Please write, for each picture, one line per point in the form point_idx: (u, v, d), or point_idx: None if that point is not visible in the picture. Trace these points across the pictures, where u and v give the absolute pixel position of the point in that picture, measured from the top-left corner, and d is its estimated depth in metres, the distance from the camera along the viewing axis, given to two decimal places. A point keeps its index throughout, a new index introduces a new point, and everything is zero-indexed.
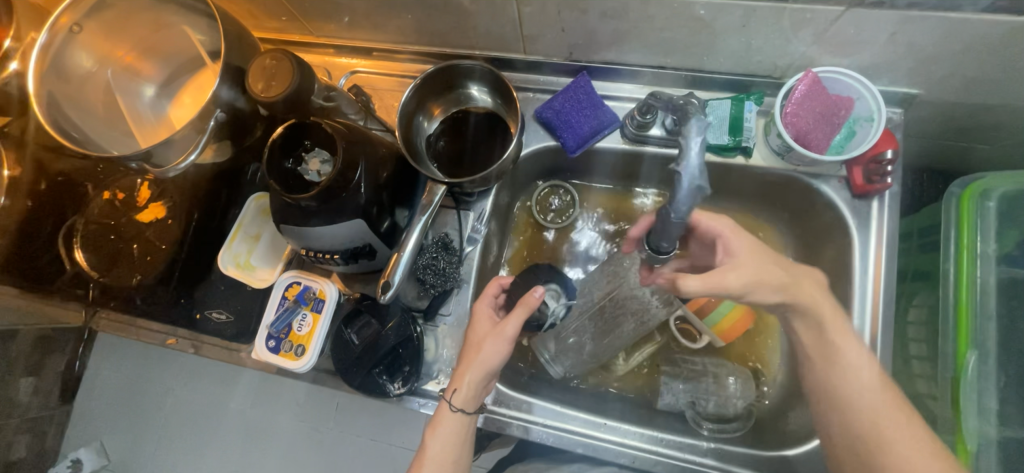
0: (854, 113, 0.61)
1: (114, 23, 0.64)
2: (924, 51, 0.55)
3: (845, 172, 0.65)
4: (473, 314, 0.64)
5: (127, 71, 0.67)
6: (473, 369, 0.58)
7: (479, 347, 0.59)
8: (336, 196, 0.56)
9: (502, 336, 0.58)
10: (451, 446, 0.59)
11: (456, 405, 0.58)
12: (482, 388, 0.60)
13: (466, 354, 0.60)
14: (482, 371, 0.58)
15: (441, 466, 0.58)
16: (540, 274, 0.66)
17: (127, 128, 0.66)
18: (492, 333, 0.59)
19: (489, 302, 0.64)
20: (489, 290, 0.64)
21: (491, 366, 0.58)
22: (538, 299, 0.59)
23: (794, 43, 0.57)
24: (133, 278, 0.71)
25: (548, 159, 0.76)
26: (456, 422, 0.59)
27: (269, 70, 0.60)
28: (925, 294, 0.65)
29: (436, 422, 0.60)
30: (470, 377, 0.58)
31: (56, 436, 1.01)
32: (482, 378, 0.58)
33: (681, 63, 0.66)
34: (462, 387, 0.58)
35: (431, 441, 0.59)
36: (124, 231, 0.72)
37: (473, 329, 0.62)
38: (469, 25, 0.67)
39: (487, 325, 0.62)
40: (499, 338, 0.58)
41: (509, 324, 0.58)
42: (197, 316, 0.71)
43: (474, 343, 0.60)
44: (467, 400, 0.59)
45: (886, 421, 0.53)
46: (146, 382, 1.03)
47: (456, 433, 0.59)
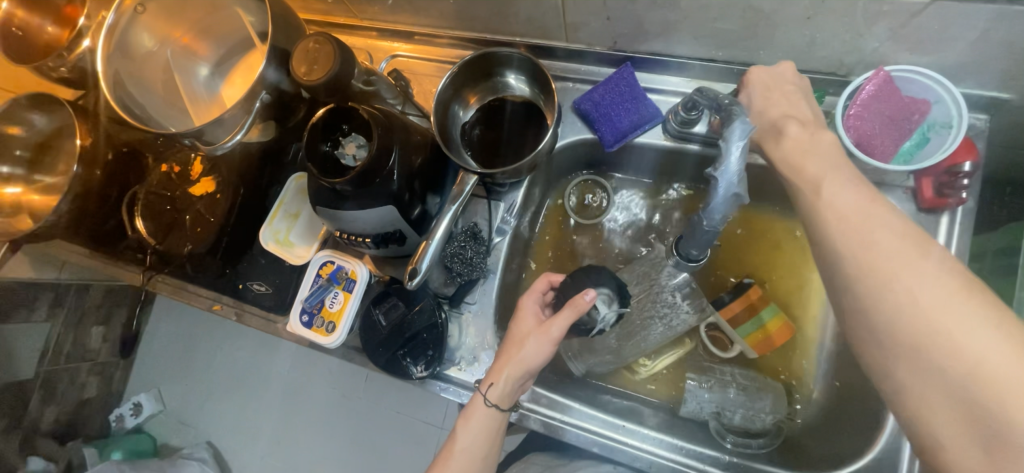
0: (929, 118, 0.55)
1: (174, 5, 0.67)
2: (1021, 51, 0.48)
3: (913, 182, 0.59)
4: (518, 308, 0.63)
5: (185, 52, 0.71)
6: (512, 366, 0.58)
7: (521, 345, 0.59)
8: (371, 182, 0.57)
9: (547, 337, 0.58)
10: (483, 438, 0.59)
11: (492, 399, 0.58)
12: (518, 386, 0.60)
13: (505, 350, 0.60)
14: (520, 369, 0.58)
15: (470, 459, 0.58)
16: (596, 276, 0.64)
17: (183, 106, 0.70)
18: (535, 331, 0.59)
19: (537, 299, 0.63)
20: (538, 287, 0.64)
21: (531, 365, 0.58)
22: (587, 303, 0.57)
23: (866, 39, 0.52)
24: (185, 246, 0.76)
25: (584, 152, 0.74)
26: (489, 416, 0.59)
27: (311, 54, 0.61)
28: None
29: (468, 414, 0.60)
30: (508, 373, 0.58)
31: (122, 380, 1.11)
32: (521, 376, 0.59)
33: (735, 56, 0.61)
34: (499, 382, 0.58)
35: (461, 432, 0.59)
36: (179, 203, 0.78)
37: (517, 325, 0.61)
38: (511, 11, 0.65)
39: (532, 323, 0.61)
40: (543, 338, 0.58)
41: (554, 325, 0.58)
42: (240, 287, 0.75)
43: (516, 340, 0.60)
44: (502, 396, 0.59)
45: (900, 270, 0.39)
46: (199, 339, 1.11)
47: (487, 428, 0.59)
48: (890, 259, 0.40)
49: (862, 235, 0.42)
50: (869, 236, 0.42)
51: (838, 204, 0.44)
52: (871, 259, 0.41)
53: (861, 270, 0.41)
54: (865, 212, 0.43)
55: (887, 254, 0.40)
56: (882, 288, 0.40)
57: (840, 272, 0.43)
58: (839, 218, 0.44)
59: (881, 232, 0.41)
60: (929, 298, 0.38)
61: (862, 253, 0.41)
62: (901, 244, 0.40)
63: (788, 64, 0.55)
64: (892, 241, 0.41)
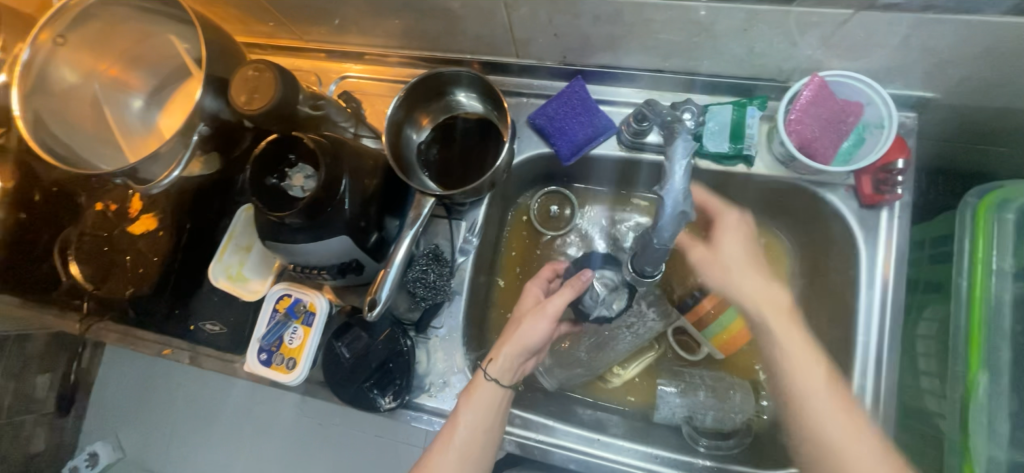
0: (863, 120, 0.58)
1: (99, 36, 0.63)
2: (940, 55, 0.51)
3: (853, 181, 0.62)
4: (523, 292, 0.67)
5: (115, 84, 0.66)
6: (512, 344, 0.59)
7: (519, 324, 0.61)
8: (323, 211, 0.55)
9: (544, 313, 0.60)
10: (485, 416, 0.58)
11: (493, 374, 0.58)
12: (520, 363, 0.60)
13: (507, 330, 0.62)
14: (520, 347, 0.59)
15: (472, 437, 0.57)
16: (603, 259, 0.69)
17: (116, 143, 0.65)
18: (533, 310, 0.61)
19: (542, 285, 0.66)
20: (543, 274, 0.67)
21: (530, 345, 0.59)
22: (584, 281, 0.63)
23: (800, 47, 0.54)
24: (126, 289, 0.71)
25: (542, 166, 0.74)
26: (492, 395, 0.58)
27: (251, 82, 0.59)
28: (935, 308, 0.62)
29: (470, 392, 0.59)
30: (507, 349, 0.59)
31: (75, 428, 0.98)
32: (521, 353, 0.59)
33: (681, 66, 0.62)
34: (499, 358, 0.58)
35: (464, 408, 0.58)
36: (117, 243, 0.72)
37: (520, 306, 0.64)
38: (459, 29, 0.65)
39: (533, 303, 0.64)
40: (540, 315, 0.60)
41: (553, 303, 0.60)
42: (190, 328, 0.71)
43: (517, 319, 0.62)
44: (513, 375, 0.59)
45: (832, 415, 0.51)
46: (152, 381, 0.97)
47: (488, 404, 0.58)
48: (829, 398, 0.52)
49: (812, 378, 0.52)
50: (815, 380, 0.52)
51: (793, 343, 0.54)
52: (825, 407, 0.51)
53: (814, 414, 0.51)
54: (811, 368, 0.53)
55: (831, 405, 0.51)
56: (830, 434, 0.50)
57: (796, 411, 0.52)
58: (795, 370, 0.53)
59: (821, 374, 0.52)
60: (862, 442, 0.50)
61: (810, 393, 0.52)
62: (837, 396, 0.52)
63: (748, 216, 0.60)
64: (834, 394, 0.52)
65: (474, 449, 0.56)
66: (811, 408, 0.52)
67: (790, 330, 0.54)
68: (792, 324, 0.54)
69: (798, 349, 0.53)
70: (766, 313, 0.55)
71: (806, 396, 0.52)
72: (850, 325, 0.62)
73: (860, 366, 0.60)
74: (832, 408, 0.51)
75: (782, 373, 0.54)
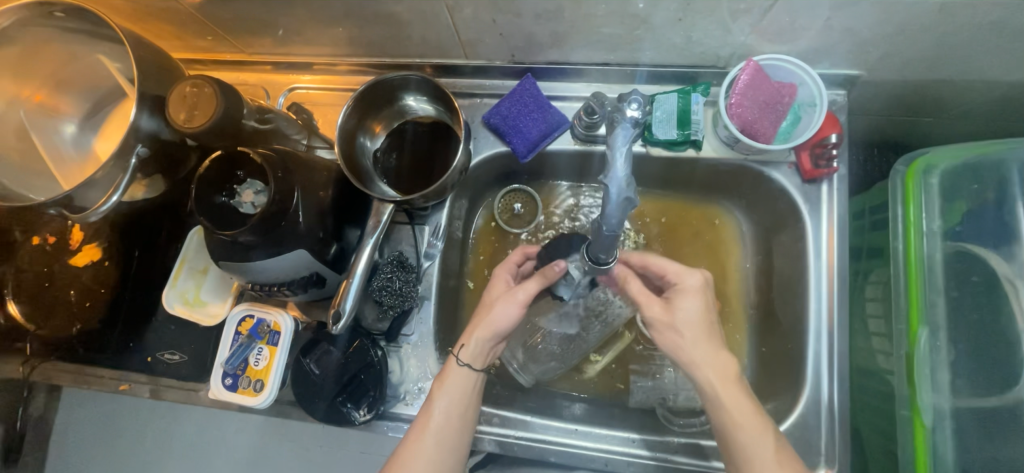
0: (798, 99, 0.61)
1: (18, 60, 0.60)
2: (860, 34, 0.54)
3: (794, 157, 0.65)
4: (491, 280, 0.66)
5: (43, 110, 0.63)
6: (482, 328, 0.59)
7: (491, 307, 0.60)
8: (277, 226, 0.54)
9: (513, 300, 0.59)
10: (460, 399, 0.58)
11: (464, 360, 0.58)
12: (491, 349, 0.60)
13: (477, 315, 0.61)
14: (489, 331, 0.59)
15: (448, 421, 0.57)
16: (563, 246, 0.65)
17: (47, 172, 0.62)
18: (504, 294, 0.60)
19: (510, 269, 0.66)
20: (512, 259, 0.67)
21: (501, 329, 0.59)
22: (557, 272, 0.60)
23: (733, 33, 0.57)
24: (72, 327, 0.67)
25: (501, 165, 0.74)
26: (465, 380, 0.58)
27: (190, 99, 0.57)
28: (879, 271, 0.66)
29: (443, 377, 0.58)
30: (477, 334, 0.58)
31: None
32: (492, 338, 0.59)
33: (626, 59, 0.64)
34: (469, 343, 0.58)
35: (438, 394, 0.58)
36: (58, 278, 0.68)
37: (489, 292, 0.64)
38: (405, 34, 0.65)
39: (502, 289, 0.64)
40: (510, 302, 0.59)
41: (523, 288, 0.60)
42: (149, 360, 0.68)
43: (486, 305, 0.62)
44: (486, 359, 0.59)
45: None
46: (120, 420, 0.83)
47: (461, 388, 0.58)
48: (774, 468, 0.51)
49: (757, 450, 0.52)
50: (760, 453, 0.52)
51: (739, 411, 0.53)
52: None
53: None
54: (751, 436, 0.52)
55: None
56: None
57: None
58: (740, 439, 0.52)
59: (766, 445, 0.52)
60: None
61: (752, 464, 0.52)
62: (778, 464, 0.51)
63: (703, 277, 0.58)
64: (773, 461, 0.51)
65: (451, 434, 0.56)
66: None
67: (732, 396, 0.53)
68: (737, 390, 0.54)
69: (741, 415, 0.53)
70: (715, 382, 0.54)
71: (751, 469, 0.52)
72: (802, 294, 0.65)
73: (814, 331, 0.64)
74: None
75: (726, 438, 0.53)
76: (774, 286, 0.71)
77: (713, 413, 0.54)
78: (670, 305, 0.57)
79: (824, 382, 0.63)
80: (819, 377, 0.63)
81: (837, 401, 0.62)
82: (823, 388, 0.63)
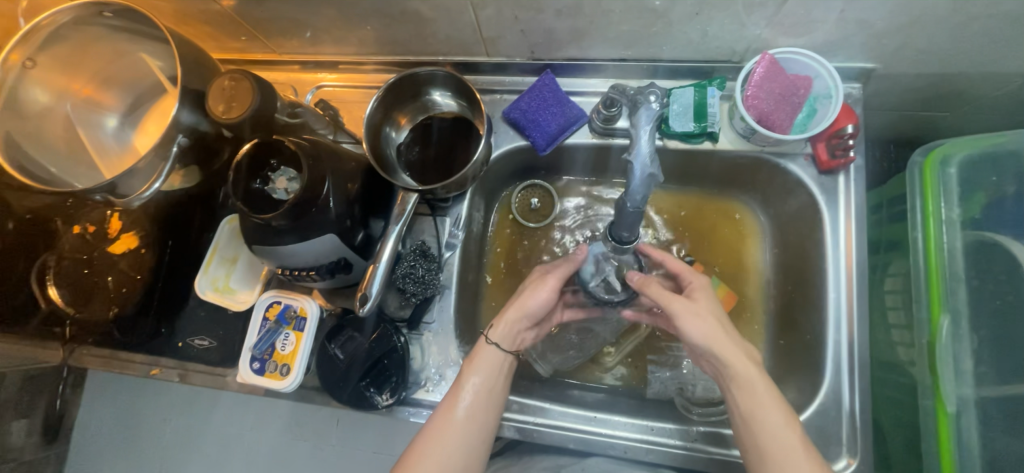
0: (813, 92, 0.63)
1: (69, 56, 0.63)
2: (874, 27, 0.56)
3: (810, 149, 0.66)
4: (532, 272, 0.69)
5: (88, 104, 0.67)
6: (514, 309, 0.63)
7: (523, 293, 0.65)
8: (308, 212, 0.56)
9: (546, 284, 0.64)
10: (491, 378, 0.59)
11: (495, 338, 0.61)
12: (520, 331, 0.63)
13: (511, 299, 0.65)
14: (520, 312, 0.63)
15: (476, 400, 0.58)
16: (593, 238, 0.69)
17: (92, 162, 0.65)
18: (536, 281, 0.65)
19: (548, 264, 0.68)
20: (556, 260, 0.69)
21: (531, 310, 0.63)
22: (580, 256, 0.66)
23: (749, 27, 0.58)
24: (110, 310, 0.70)
25: (520, 159, 0.76)
26: (494, 361, 0.60)
27: (228, 91, 0.60)
28: (898, 263, 0.66)
29: (472, 358, 0.60)
30: (510, 314, 0.62)
31: None
32: (522, 319, 0.63)
33: (642, 54, 0.66)
34: (500, 323, 0.62)
35: (468, 372, 0.59)
36: (97, 264, 0.71)
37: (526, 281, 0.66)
38: (429, 32, 0.67)
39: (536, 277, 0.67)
40: (542, 286, 0.64)
41: (553, 273, 0.65)
42: (179, 345, 0.71)
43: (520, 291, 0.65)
44: (513, 342, 0.62)
45: (783, 446, 0.50)
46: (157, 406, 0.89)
47: (491, 367, 0.60)
48: (800, 456, 0.49)
49: (779, 434, 0.51)
50: (782, 438, 0.50)
51: (752, 382, 0.53)
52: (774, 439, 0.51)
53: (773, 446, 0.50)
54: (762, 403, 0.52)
55: (780, 437, 0.50)
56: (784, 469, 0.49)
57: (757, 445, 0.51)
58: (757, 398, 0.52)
59: (790, 430, 0.51)
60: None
61: (777, 450, 0.50)
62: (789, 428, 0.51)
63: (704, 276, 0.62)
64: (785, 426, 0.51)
65: (477, 411, 0.57)
66: (767, 442, 0.51)
67: (746, 364, 0.54)
68: (754, 369, 0.54)
69: (757, 382, 0.53)
70: (742, 368, 0.54)
71: (763, 437, 0.51)
72: (820, 284, 0.66)
73: (833, 321, 0.64)
74: (781, 438, 0.50)
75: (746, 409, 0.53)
76: (792, 278, 0.72)
77: (739, 396, 0.53)
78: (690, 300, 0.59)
79: (844, 373, 0.63)
80: (840, 367, 0.63)
81: (858, 393, 0.62)
82: (843, 380, 0.63)
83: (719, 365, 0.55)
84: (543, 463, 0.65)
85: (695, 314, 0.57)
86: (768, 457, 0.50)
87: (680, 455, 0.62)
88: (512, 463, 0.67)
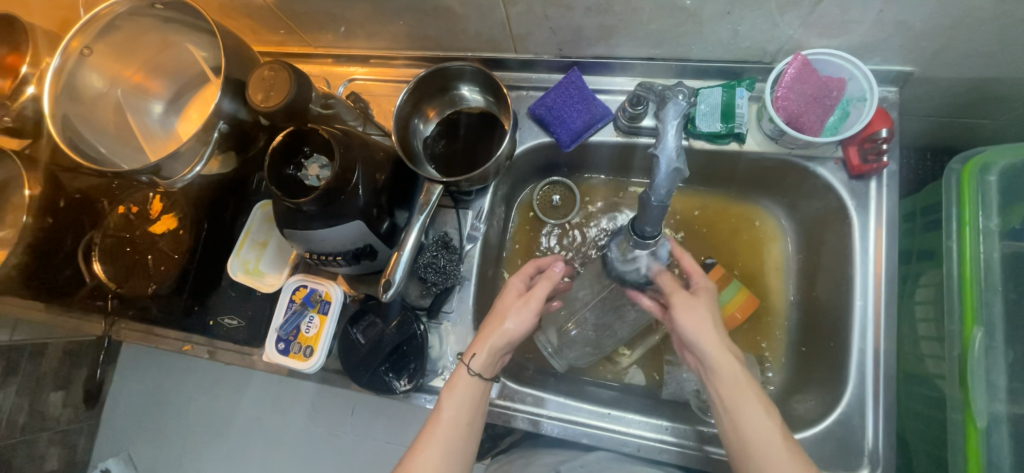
0: (846, 94, 0.61)
1: (123, 45, 0.67)
2: (913, 28, 0.54)
3: (841, 153, 0.64)
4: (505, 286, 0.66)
5: (137, 91, 0.70)
6: (495, 335, 0.60)
7: (503, 318, 0.61)
8: (337, 199, 0.58)
9: (528, 306, 0.61)
10: (469, 407, 0.58)
11: (476, 368, 0.58)
12: (501, 355, 0.61)
13: (487, 324, 0.62)
14: (503, 340, 0.60)
15: (455, 427, 0.56)
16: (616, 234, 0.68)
17: (138, 144, 0.69)
18: (518, 303, 0.62)
19: (524, 278, 0.66)
20: (525, 269, 0.67)
21: (514, 336, 0.60)
22: (557, 274, 0.65)
23: (782, 27, 0.57)
24: (148, 287, 0.74)
25: (543, 155, 0.77)
26: (473, 390, 0.58)
27: (267, 81, 0.62)
28: (931, 273, 0.64)
29: (453, 384, 0.59)
30: (492, 341, 0.59)
31: (88, 447, 0.95)
32: (503, 347, 0.60)
33: (671, 53, 0.66)
34: (480, 351, 0.59)
35: (447, 401, 0.57)
36: (138, 243, 0.76)
37: (500, 298, 0.64)
38: (460, 28, 0.68)
39: (514, 295, 0.64)
40: (524, 309, 0.61)
41: (534, 295, 0.62)
42: (210, 323, 0.73)
43: (498, 314, 0.62)
44: (489, 366, 0.60)
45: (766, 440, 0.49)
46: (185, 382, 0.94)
47: (471, 398, 0.58)
48: (782, 450, 0.49)
49: (759, 425, 0.50)
50: (763, 427, 0.50)
51: (737, 379, 0.52)
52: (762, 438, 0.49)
53: (755, 438, 0.50)
54: (744, 395, 0.52)
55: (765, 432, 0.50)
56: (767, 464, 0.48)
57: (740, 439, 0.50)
58: (738, 388, 0.52)
59: (769, 419, 0.50)
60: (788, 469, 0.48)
61: (758, 439, 0.49)
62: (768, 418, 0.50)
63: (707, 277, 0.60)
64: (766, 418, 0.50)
65: (457, 440, 0.56)
66: (750, 436, 0.50)
67: (726, 357, 0.53)
68: (735, 361, 0.53)
69: (738, 376, 0.52)
70: (722, 364, 0.53)
71: (745, 431, 0.50)
72: (847, 290, 0.64)
73: (859, 329, 0.62)
74: (761, 428, 0.50)
75: (729, 402, 0.52)
76: (817, 285, 0.70)
77: (720, 388, 0.53)
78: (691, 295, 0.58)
79: (868, 384, 0.61)
80: (864, 377, 0.61)
81: (883, 405, 0.60)
82: (867, 391, 0.61)
83: (704, 359, 0.55)
84: (555, 457, 0.65)
85: (696, 311, 0.56)
86: (749, 450, 0.50)
87: (691, 455, 0.62)
88: (515, 459, 0.69)
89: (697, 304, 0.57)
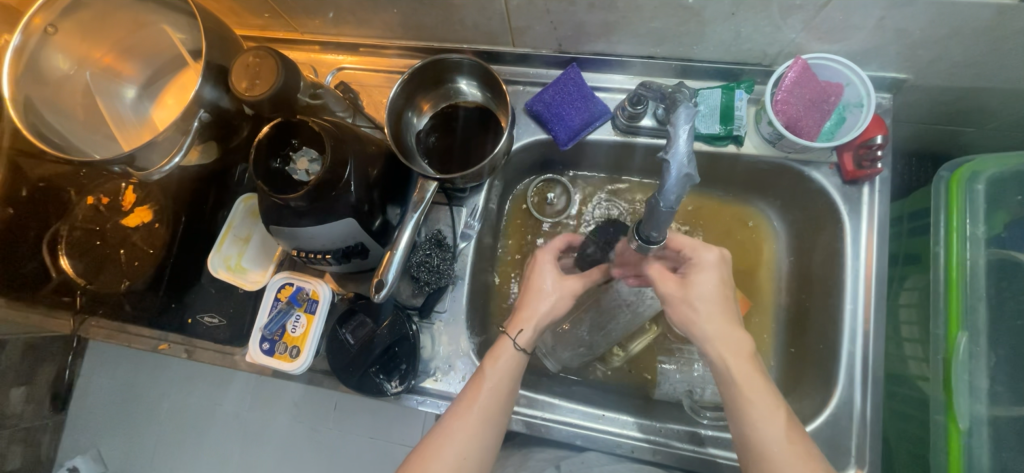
0: (844, 100, 0.62)
1: (91, 24, 0.62)
2: (912, 36, 0.55)
3: (836, 158, 0.65)
4: (534, 263, 0.64)
5: (107, 73, 0.66)
6: (539, 315, 0.60)
7: (543, 297, 0.61)
8: (326, 195, 0.55)
9: (569, 290, 0.62)
10: (507, 375, 0.57)
11: (521, 344, 0.58)
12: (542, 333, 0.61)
13: (524, 299, 0.62)
14: (547, 319, 0.61)
15: (494, 393, 0.56)
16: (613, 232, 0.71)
17: (108, 131, 0.64)
18: (557, 282, 0.62)
19: (552, 253, 0.64)
20: (556, 243, 0.65)
21: (556, 314, 0.61)
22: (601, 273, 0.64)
23: (784, 30, 0.57)
24: (121, 283, 0.70)
25: (539, 152, 0.75)
26: (511, 359, 0.58)
27: (252, 68, 0.59)
28: (916, 277, 0.65)
29: (495, 354, 0.58)
30: (536, 319, 0.60)
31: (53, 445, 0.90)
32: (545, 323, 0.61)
33: (672, 53, 0.65)
34: (526, 327, 0.59)
35: (489, 369, 0.57)
36: (110, 237, 0.71)
37: (533, 278, 0.63)
38: (457, 18, 0.66)
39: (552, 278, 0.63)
40: (566, 293, 0.62)
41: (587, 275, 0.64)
42: (188, 321, 0.70)
43: (538, 292, 0.62)
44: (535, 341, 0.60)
45: (775, 434, 0.50)
46: (162, 377, 0.90)
47: (511, 369, 0.57)
48: (788, 445, 0.49)
49: (769, 421, 0.50)
50: (773, 426, 0.50)
51: (749, 383, 0.52)
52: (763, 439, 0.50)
53: (761, 437, 0.50)
54: (752, 390, 0.51)
55: (769, 429, 0.50)
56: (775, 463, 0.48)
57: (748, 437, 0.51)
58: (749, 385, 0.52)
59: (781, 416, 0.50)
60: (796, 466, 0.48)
61: (765, 438, 0.50)
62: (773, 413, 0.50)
63: (711, 253, 0.57)
64: (780, 413, 0.51)
65: (494, 408, 0.55)
66: (759, 435, 0.50)
67: (736, 359, 0.53)
68: (748, 362, 0.53)
69: (747, 376, 0.52)
70: (729, 364, 0.53)
71: (754, 431, 0.50)
72: (838, 293, 0.65)
73: (849, 332, 0.64)
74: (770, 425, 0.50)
75: (737, 400, 0.52)
76: (806, 286, 0.71)
77: (726, 392, 0.53)
78: (685, 281, 0.57)
79: (856, 384, 0.63)
80: (853, 379, 0.63)
81: (871, 407, 0.62)
82: (856, 392, 0.63)
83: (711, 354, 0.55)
84: (548, 456, 0.65)
85: (687, 308, 0.56)
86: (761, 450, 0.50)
87: (684, 455, 0.63)
88: (507, 459, 0.68)
89: (695, 300, 0.56)
